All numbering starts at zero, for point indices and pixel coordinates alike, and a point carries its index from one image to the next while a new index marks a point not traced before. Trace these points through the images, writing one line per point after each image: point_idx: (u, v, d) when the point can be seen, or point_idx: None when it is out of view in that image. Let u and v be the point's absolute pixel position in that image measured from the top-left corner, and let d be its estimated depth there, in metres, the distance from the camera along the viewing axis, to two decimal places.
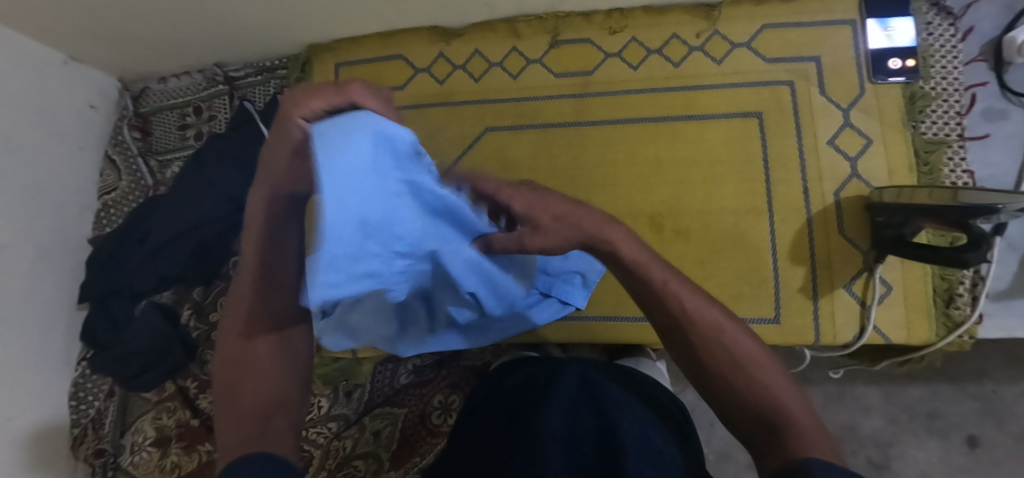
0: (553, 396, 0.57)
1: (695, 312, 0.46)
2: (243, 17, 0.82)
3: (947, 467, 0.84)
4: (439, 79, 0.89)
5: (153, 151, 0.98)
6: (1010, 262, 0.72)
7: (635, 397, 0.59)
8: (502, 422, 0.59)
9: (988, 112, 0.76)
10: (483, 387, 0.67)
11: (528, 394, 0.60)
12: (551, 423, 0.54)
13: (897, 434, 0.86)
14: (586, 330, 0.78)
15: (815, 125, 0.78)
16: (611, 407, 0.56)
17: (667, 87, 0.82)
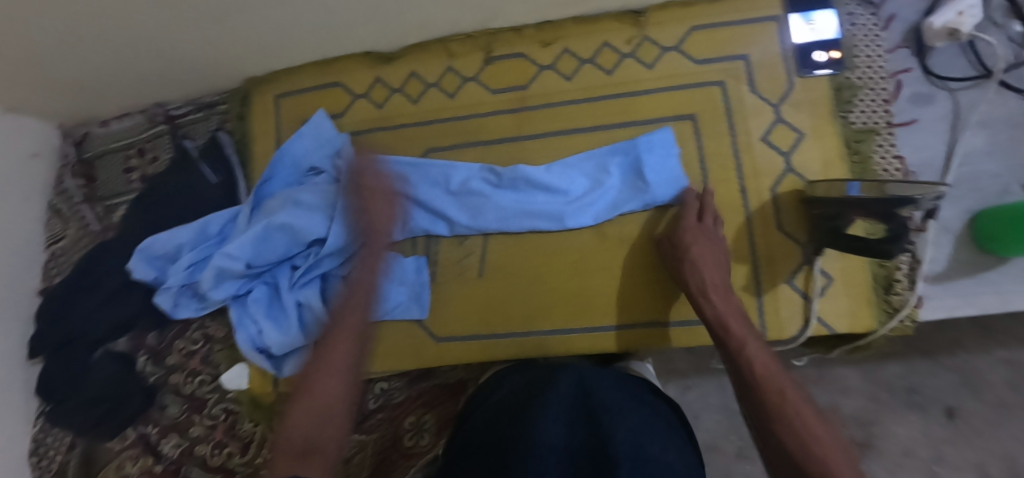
0: (548, 405, 0.53)
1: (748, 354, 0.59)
2: (168, 56, 0.82)
3: (930, 440, 0.81)
4: (378, 104, 0.88)
5: (98, 196, 0.96)
6: (945, 244, 0.74)
7: (632, 404, 0.58)
8: (490, 432, 0.53)
9: (915, 97, 0.77)
10: (478, 398, 0.66)
11: (516, 404, 0.56)
12: (548, 434, 0.50)
13: (879, 412, 0.83)
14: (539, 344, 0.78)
15: (747, 123, 0.79)
16: (607, 415, 0.53)
17: (602, 95, 0.82)
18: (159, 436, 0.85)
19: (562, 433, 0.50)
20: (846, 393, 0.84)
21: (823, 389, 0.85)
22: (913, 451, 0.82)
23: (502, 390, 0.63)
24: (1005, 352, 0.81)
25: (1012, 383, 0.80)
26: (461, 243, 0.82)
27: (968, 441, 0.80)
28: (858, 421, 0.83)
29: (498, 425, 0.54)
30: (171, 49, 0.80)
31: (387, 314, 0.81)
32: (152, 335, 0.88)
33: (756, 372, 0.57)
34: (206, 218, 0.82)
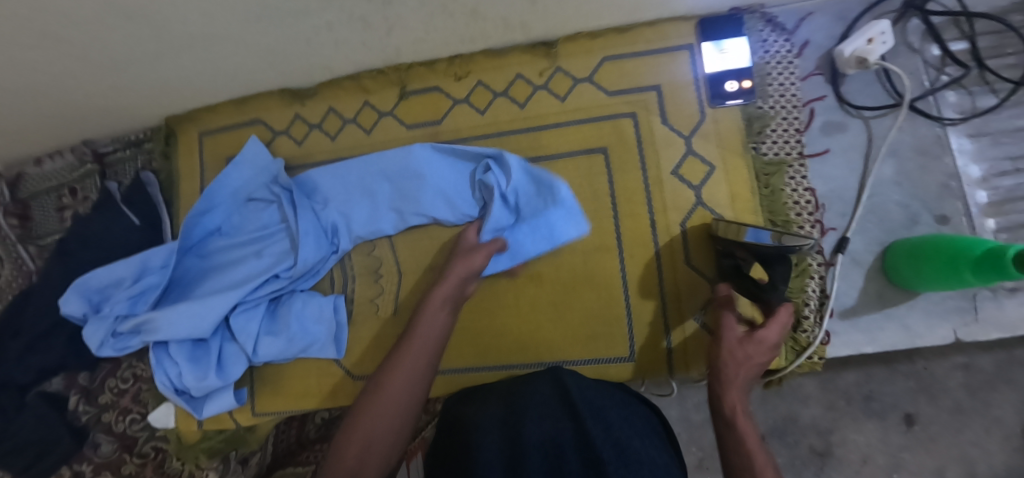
0: (530, 408, 0.61)
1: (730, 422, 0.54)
2: (73, 103, 0.82)
3: (888, 448, 0.80)
4: (298, 140, 0.88)
5: (34, 236, 0.95)
6: (855, 277, 0.72)
7: (608, 402, 0.63)
8: (474, 427, 0.61)
9: (827, 126, 0.75)
10: (469, 392, 0.73)
11: (503, 404, 0.64)
12: (532, 433, 0.57)
13: (838, 420, 0.82)
14: (451, 382, 0.79)
15: (658, 155, 0.77)
16: (585, 413, 0.58)
17: (514, 129, 0.82)
18: (93, 474, 0.88)
19: (550, 433, 0.57)
20: (807, 402, 0.83)
21: (784, 399, 0.84)
22: (871, 459, 0.81)
23: (490, 383, 0.73)
24: (963, 356, 0.80)
25: (968, 387, 0.79)
26: (375, 281, 0.83)
27: (925, 447, 0.79)
28: (817, 429, 0.83)
29: (485, 425, 0.60)
30: (76, 97, 0.80)
31: (302, 352, 0.80)
32: (84, 375, 0.89)
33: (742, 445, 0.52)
34: (146, 253, 0.83)
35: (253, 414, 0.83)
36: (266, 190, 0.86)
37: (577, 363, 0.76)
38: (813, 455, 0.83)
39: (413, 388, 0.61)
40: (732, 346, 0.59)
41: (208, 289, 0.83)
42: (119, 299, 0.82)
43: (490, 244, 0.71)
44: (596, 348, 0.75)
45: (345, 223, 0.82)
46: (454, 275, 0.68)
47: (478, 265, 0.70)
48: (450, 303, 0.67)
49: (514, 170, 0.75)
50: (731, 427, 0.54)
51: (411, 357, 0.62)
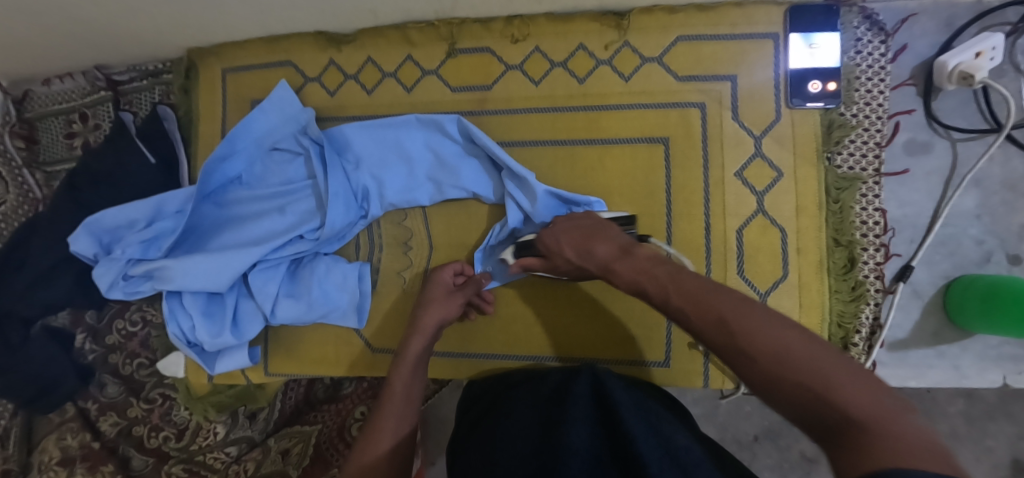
0: (570, 411, 0.52)
1: (644, 274, 0.47)
2: (91, 21, 0.74)
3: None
4: (331, 90, 0.81)
5: (40, 161, 0.91)
6: (912, 310, 0.69)
7: (646, 409, 0.56)
8: (509, 435, 0.54)
9: (911, 144, 0.70)
10: (496, 390, 0.68)
11: (541, 407, 0.57)
12: (574, 439, 0.48)
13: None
14: (475, 366, 0.76)
15: (723, 154, 0.72)
16: (624, 414, 0.51)
17: (570, 106, 0.75)
18: (97, 413, 0.86)
19: (587, 439, 0.49)
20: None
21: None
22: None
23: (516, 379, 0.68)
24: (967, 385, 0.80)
25: (966, 416, 0.79)
26: (404, 253, 0.78)
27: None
28: None
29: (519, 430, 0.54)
30: (92, 15, 0.72)
31: (321, 318, 0.76)
32: (91, 314, 0.86)
33: (684, 317, 0.42)
34: (162, 196, 0.79)
35: (265, 374, 0.81)
36: (292, 141, 0.80)
37: (608, 363, 0.73)
38: (801, 458, 0.90)
39: (401, 431, 0.60)
40: (584, 230, 0.57)
41: (225, 243, 0.78)
42: (131, 242, 0.78)
43: (467, 288, 0.71)
44: (631, 350, 0.73)
45: (377, 188, 0.76)
46: (423, 329, 0.67)
47: (455, 313, 0.70)
48: (421, 361, 0.65)
49: (539, 198, 0.70)
50: (670, 314, 0.44)
51: (392, 407, 0.61)
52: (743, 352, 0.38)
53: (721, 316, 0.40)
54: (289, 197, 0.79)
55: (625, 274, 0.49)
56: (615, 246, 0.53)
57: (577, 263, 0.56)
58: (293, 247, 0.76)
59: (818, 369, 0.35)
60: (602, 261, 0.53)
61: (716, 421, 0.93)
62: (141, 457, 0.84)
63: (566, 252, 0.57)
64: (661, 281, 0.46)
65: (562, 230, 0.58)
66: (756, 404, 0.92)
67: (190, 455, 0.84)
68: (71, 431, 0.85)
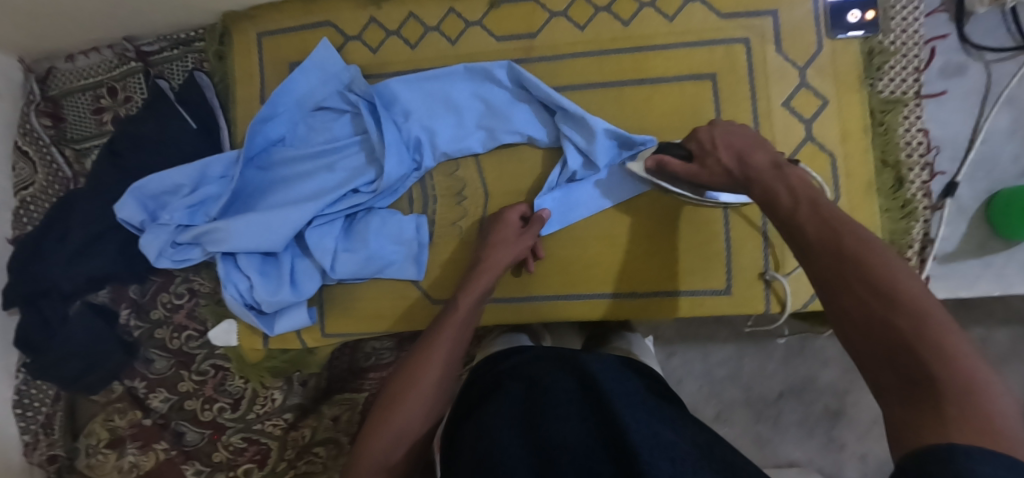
0: (555, 404, 0.49)
1: (795, 188, 0.50)
2: None
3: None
4: (372, 47, 0.81)
5: (69, 139, 0.89)
6: (960, 225, 0.72)
7: (641, 399, 0.51)
8: (483, 427, 0.49)
9: (946, 67, 0.73)
10: (485, 378, 0.60)
11: (515, 400, 0.52)
12: (563, 433, 0.45)
13: (853, 382, 0.92)
14: (498, 310, 0.77)
15: (769, 87, 0.74)
16: (617, 404, 0.47)
17: (616, 49, 0.76)
18: (147, 390, 0.84)
19: (584, 433, 0.45)
20: (825, 364, 0.93)
21: (804, 360, 0.93)
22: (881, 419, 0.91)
23: (510, 361, 0.60)
24: (981, 329, 0.87)
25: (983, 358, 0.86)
26: (458, 203, 0.78)
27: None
28: (834, 390, 0.92)
29: (500, 417, 0.50)
30: None
31: (378, 273, 0.76)
32: (134, 288, 0.84)
33: (805, 233, 0.46)
34: (206, 160, 0.77)
35: (322, 335, 0.79)
36: (338, 99, 0.79)
37: (618, 297, 0.75)
38: (825, 412, 0.93)
39: (429, 417, 0.59)
40: (719, 145, 0.58)
41: (275, 203, 0.77)
42: (177, 207, 0.76)
43: (533, 225, 0.71)
44: (626, 285, 0.75)
45: (429, 138, 0.76)
46: (491, 267, 0.69)
47: (521, 255, 0.71)
48: (469, 320, 0.65)
49: (597, 136, 0.71)
50: (791, 228, 0.48)
51: (427, 375, 0.60)
52: (847, 283, 0.40)
53: (841, 243, 0.42)
54: (337, 154, 0.78)
55: (767, 183, 0.52)
56: (765, 165, 0.54)
57: (720, 158, 0.57)
58: (345, 202, 0.76)
59: (923, 325, 0.35)
60: (753, 170, 0.54)
61: (742, 383, 0.94)
62: (196, 431, 0.83)
63: (720, 152, 0.57)
64: (799, 199, 0.49)
65: (724, 131, 0.58)
66: (780, 361, 0.94)
67: (247, 424, 0.82)
68: (120, 412, 0.83)
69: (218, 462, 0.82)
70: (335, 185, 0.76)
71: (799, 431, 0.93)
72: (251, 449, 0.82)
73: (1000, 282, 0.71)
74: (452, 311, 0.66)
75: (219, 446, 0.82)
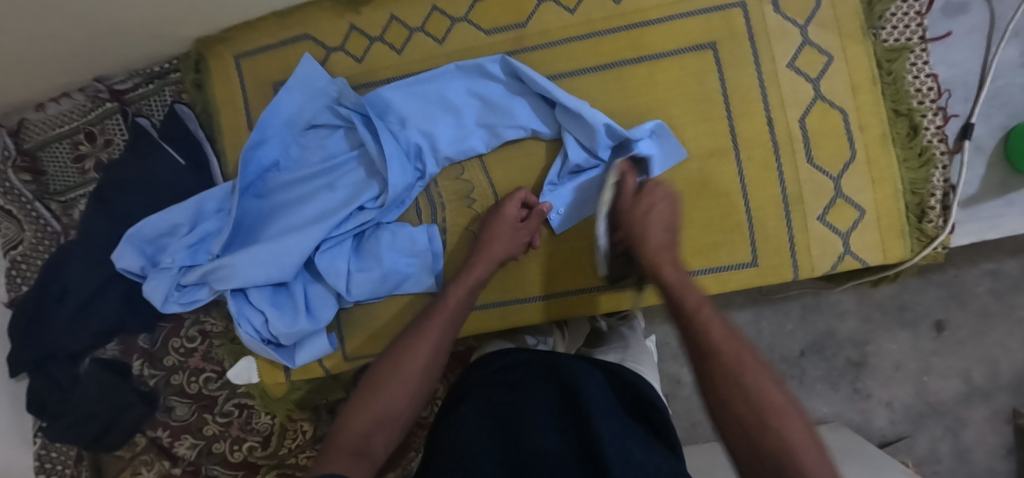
0: (533, 416, 0.49)
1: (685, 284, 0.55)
2: (104, 30, 0.70)
3: (918, 354, 0.89)
4: (358, 57, 0.78)
5: (51, 192, 0.85)
6: (978, 166, 0.71)
7: (619, 409, 0.50)
8: (455, 435, 0.49)
9: (949, 7, 0.71)
10: (470, 379, 0.58)
11: (489, 406, 0.51)
12: (541, 445, 0.46)
13: (872, 331, 0.91)
14: (488, 318, 0.77)
15: (772, 48, 0.72)
16: (597, 415, 0.47)
17: (610, 28, 0.74)
18: (171, 439, 0.81)
19: (560, 446, 0.46)
20: (842, 317, 0.91)
21: (820, 315, 0.91)
22: (902, 365, 0.90)
23: (494, 359, 0.59)
24: (991, 263, 0.87)
25: (995, 292, 0.87)
26: (469, 207, 0.76)
27: (953, 350, 0.89)
28: (853, 342, 0.91)
29: (474, 422, 0.50)
30: (105, 23, 0.68)
31: (396, 289, 0.74)
32: (143, 338, 0.81)
33: (698, 331, 0.49)
34: (201, 196, 0.74)
35: (345, 361, 0.77)
36: (328, 114, 0.76)
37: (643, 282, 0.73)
38: (848, 364, 0.91)
39: (411, 406, 0.55)
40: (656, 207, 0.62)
41: (279, 231, 0.74)
42: (178, 249, 0.73)
43: (532, 219, 0.70)
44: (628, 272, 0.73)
45: (429, 144, 0.74)
46: (485, 259, 0.67)
47: (518, 250, 0.70)
48: (458, 313, 0.63)
49: (598, 129, 0.67)
50: (682, 319, 0.51)
51: (412, 364, 0.56)
52: (735, 413, 0.44)
53: (737, 353, 0.46)
54: (336, 171, 0.75)
55: (660, 272, 0.57)
56: (670, 256, 0.58)
57: (650, 232, 0.60)
58: (353, 221, 0.73)
59: (785, 444, 0.41)
60: (653, 248, 0.59)
61: (763, 345, 0.93)
62: (228, 473, 0.81)
63: (648, 221, 0.61)
64: (686, 290, 0.54)
65: (663, 202, 0.63)
66: (797, 320, 0.92)
67: (281, 460, 0.80)
68: (146, 464, 0.81)
69: None
70: (340, 203, 0.74)
71: (824, 387, 0.92)
72: None
73: None
74: (441, 303, 0.63)
75: None
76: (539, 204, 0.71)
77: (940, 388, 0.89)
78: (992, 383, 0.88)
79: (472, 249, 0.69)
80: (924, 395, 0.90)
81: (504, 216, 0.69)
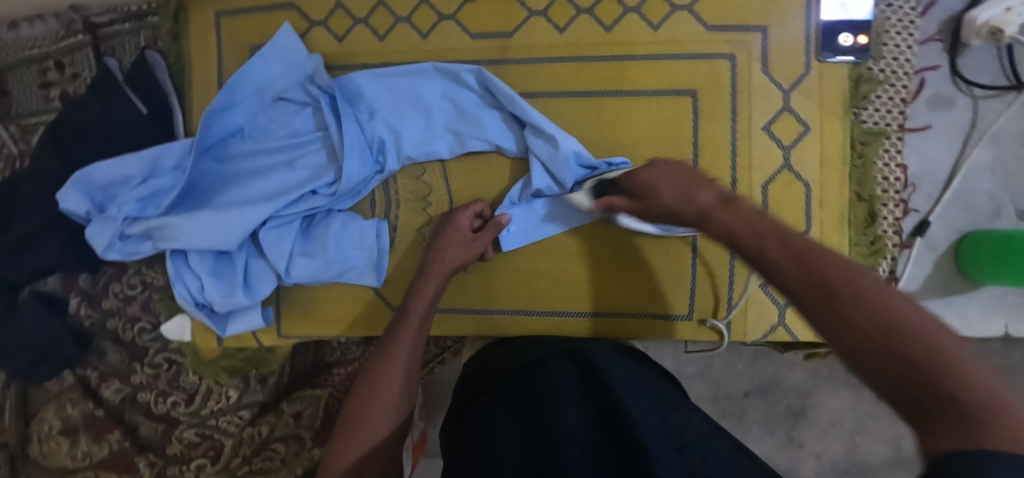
0: (558, 395, 0.47)
1: (752, 219, 0.44)
2: None
3: (856, 414, 0.90)
4: (338, 36, 0.76)
5: (14, 114, 0.83)
6: (926, 263, 0.72)
7: (641, 388, 0.49)
8: (486, 427, 0.47)
9: (934, 100, 0.71)
10: (488, 372, 0.59)
11: (511, 395, 0.50)
12: (567, 422, 0.42)
13: (816, 385, 0.92)
14: None
15: (751, 108, 0.70)
16: (619, 394, 0.45)
17: (596, 55, 0.72)
18: (99, 381, 0.83)
19: (581, 424, 0.43)
20: (792, 366, 0.92)
21: (772, 361, 0.93)
22: (839, 421, 0.91)
23: (520, 358, 0.59)
24: None
25: None
26: (423, 209, 0.75)
27: (890, 417, 0.90)
28: (797, 392, 0.92)
29: (500, 409, 0.48)
30: None
31: (337, 277, 0.74)
32: (85, 278, 0.83)
33: (778, 267, 0.39)
34: (158, 150, 0.73)
35: (278, 336, 0.78)
36: (299, 90, 0.75)
37: (582, 314, 0.73)
38: (787, 412, 0.92)
39: (400, 408, 0.57)
40: (676, 173, 0.52)
41: (229, 199, 0.73)
42: (126, 200, 0.72)
43: (486, 230, 0.69)
44: (568, 303, 0.74)
45: (394, 140, 0.73)
46: (439, 268, 0.67)
47: (470, 261, 0.69)
48: (424, 326, 0.62)
49: (564, 154, 0.67)
50: (757, 261, 0.41)
51: (389, 390, 0.57)
52: (839, 312, 0.34)
53: (822, 273, 0.36)
54: (296, 149, 0.74)
55: (721, 221, 0.46)
56: (715, 197, 0.48)
57: (670, 196, 0.51)
58: (304, 203, 0.73)
59: (935, 345, 0.30)
60: (701, 205, 0.48)
61: (710, 380, 0.94)
62: (150, 424, 0.83)
63: (663, 194, 0.52)
64: (759, 235, 0.42)
65: (665, 170, 0.53)
66: (749, 361, 0.93)
67: (202, 420, 0.83)
68: (71, 401, 0.82)
69: (172, 455, 0.82)
70: (295, 184, 0.73)
71: (761, 430, 0.93)
72: (205, 444, 0.82)
73: (960, 321, 0.72)
74: (405, 318, 0.63)
75: (173, 440, 0.82)
76: (497, 216, 0.69)
77: (870, 450, 0.91)
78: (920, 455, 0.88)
79: (424, 261, 0.69)
80: (853, 453, 0.91)
81: (460, 227, 0.69)
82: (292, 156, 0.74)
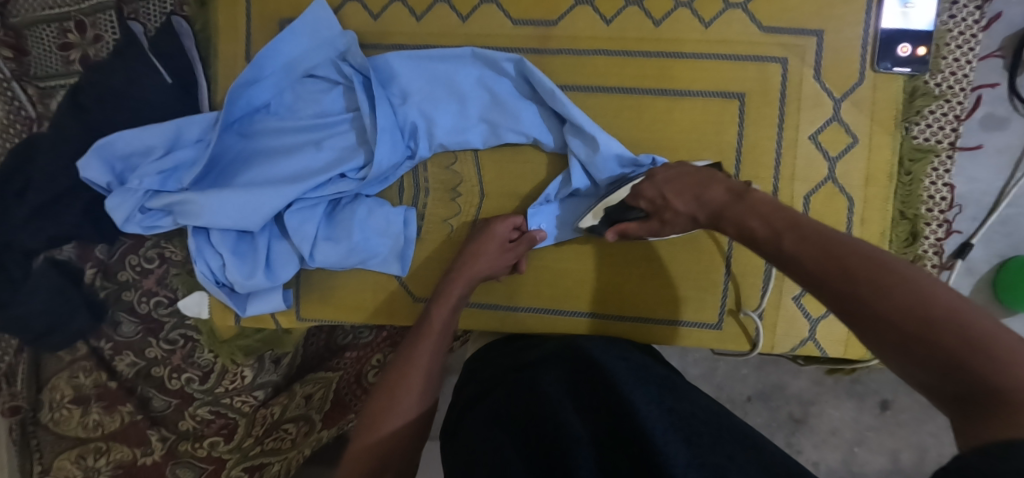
0: (551, 391, 0.47)
1: (772, 218, 0.46)
2: None
3: (857, 425, 0.90)
4: (375, 13, 0.73)
5: (32, 75, 0.80)
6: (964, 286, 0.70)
7: (646, 382, 0.48)
8: (488, 428, 0.46)
9: (987, 120, 0.69)
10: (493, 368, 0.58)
11: (509, 389, 0.51)
12: (571, 422, 0.42)
13: (820, 394, 0.91)
14: None
15: (799, 115, 0.68)
16: (622, 387, 0.45)
17: (641, 51, 0.69)
18: (113, 352, 0.82)
19: (581, 424, 0.42)
20: (796, 374, 0.91)
21: (777, 368, 0.91)
22: (839, 431, 0.90)
23: (523, 356, 0.59)
24: None
25: None
26: (451, 200, 0.73)
27: (891, 430, 0.89)
28: (800, 400, 0.91)
29: (500, 408, 0.48)
30: None
31: (360, 264, 0.72)
32: (101, 249, 0.80)
33: (800, 265, 0.41)
34: (181, 121, 0.71)
35: (298, 320, 0.76)
36: (331, 68, 0.72)
37: (607, 317, 0.72)
38: (788, 419, 0.91)
39: (417, 403, 0.57)
40: (686, 178, 0.56)
41: (253, 176, 0.71)
42: (148, 172, 0.70)
43: (519, 243, 0.67)
44: (592, 304, 0.72)
45: (426, 126, 0.70)
46: (467, 273, 0.65)
47: (501, 270, 0.68)
48: (445, 331, 0.62)
49: (603, 154, 0.65)
50: (779, 261, 0.43)
51: (405, 395, 0.56)
52: (873, 312, 0.35)
53: (846, 267, 0.37)
54: (324, 129, 0.72)
55: (738, 218, 0.49)
56: (730, 203, 0.50)
57: (686, 207, 0.55)
58: (330, 184, 0.71)
59: (963, 330, 0.31)
60: (715, 207, 0.52)
61: (714, 382, 0.93)
62: (162, 398, 0.82)
63: (675, 203, 0.56)
64: (777, 230, 0.45)
65: (666, 180, 0.58)
66: (754, 366, 0.92)
67: (216, 397, 0.82)
68: (84, 370, 0.81)
69: (185, 431, 0.82)
70: (320, 165, 0.71)
71: None
72: (218, 421, 0.82)
73: None
74: (425, 322, 0.62)
75: (185, 415, 0.82)
76: (532, 231, 0.68)
77: (867, 461, 0.90)
78: (916, 469, 0.88)
79: (453, 263, 0.67)
80: (850, 463, 0.90)
81: (495, 236, 0.67)
82: (319, 135, 0.72)
